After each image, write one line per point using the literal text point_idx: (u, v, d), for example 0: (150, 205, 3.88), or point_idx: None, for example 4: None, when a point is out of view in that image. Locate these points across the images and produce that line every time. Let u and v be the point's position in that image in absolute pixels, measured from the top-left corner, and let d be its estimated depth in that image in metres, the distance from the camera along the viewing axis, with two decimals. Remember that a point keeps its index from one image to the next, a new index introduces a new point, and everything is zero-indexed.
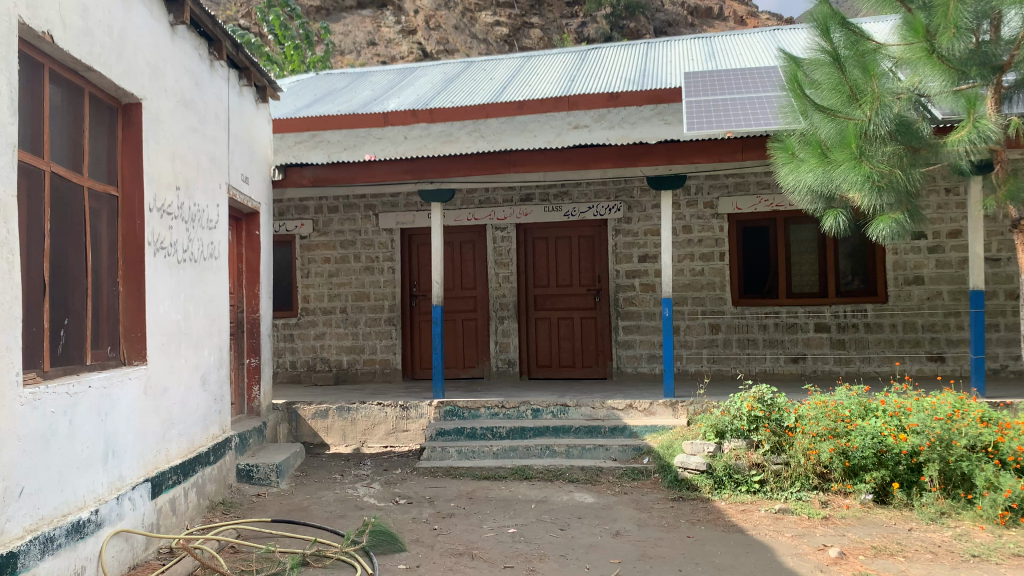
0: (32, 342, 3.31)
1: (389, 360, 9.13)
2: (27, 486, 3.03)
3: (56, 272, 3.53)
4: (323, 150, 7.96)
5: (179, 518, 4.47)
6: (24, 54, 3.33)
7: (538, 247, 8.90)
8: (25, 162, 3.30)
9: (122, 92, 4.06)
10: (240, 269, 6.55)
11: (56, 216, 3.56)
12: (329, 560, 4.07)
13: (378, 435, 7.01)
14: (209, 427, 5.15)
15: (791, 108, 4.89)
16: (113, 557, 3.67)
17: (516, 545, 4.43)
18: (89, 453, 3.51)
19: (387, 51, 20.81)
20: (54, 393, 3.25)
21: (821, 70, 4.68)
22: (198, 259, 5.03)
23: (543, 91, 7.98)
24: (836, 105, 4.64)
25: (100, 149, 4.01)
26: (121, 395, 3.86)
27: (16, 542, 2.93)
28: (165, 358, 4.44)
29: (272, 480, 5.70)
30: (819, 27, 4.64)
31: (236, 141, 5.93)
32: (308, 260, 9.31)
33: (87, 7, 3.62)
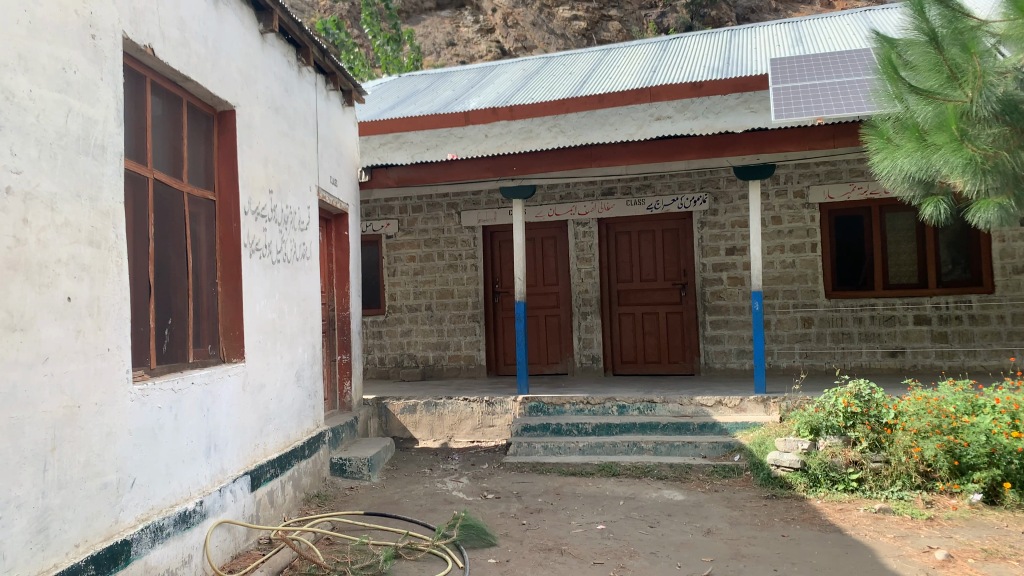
0: (140, 340, 3.48)
1: (474, 356, 9.21)
2: (138, 478, 3.19)
3: (160, 275, 3.70)
4: (407, 151, 8.08)
5: (276, 511, 4.63)
6: (128, 67, 3.50)
7: (621, 241, 8.81)
8: (130, 169, 3.47)
9: (218, 100, 4.22)
10: (330, 269, 6.75)
11: (159, 221, 3.73)
12: (420, 553, 4.15)
13: (465, 431, 7.10)
14: (304, 421, 5.32)
15: (884, 92, 4.69)
16: (217, 546, 3.83)
17: (606, 541, 4.41)
18: (193, 447, 3.67)
19: (466, 51, 21.00)
20: (161, 390, 3.41)
21: (917, 51, 4.45)
22: (291, 259, 5.20)
23: (624, 83, 7.88)
24: (934, 86, 4.42)
25: (198, 156, 4.19)
26: (222, 392, 4.01)
27: (129, 531, 3.09)
28: (261, 355, 4.60)
29: (364, 474, 5.83)
30: (912, 7, 4.40)
31: (324, 144, 6.10)
32: (395, 258, 9.49)
33: (183, 19, 3.78)
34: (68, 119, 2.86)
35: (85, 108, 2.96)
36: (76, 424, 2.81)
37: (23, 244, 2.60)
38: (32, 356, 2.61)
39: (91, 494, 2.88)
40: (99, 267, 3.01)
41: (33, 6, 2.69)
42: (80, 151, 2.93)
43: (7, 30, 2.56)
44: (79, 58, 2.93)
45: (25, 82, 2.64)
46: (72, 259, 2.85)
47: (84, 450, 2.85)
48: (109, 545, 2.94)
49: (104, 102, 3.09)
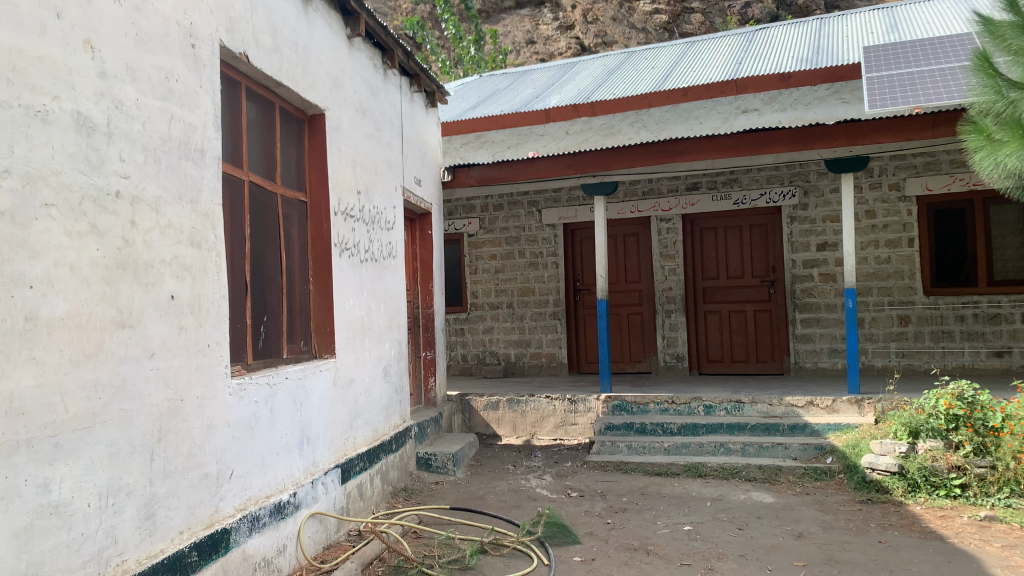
0: (237, 337, 3.62)
1: (556, 354, 9.22)
2: (236, 469, 3.33)
3: (256, 273, 3.85)
4: (488, 150, 8.08)
5: (365, 503, 4.74)
6: (225, 74, 3.65)
7: (706, 237, 8.65)
8: (228, 172, 3.62)
9: (308, 104, 4.35)
10: (415, 267, 6.88)
11: (255, 222, 3.87)
12: (506, 549, 4.19)
13: (548, 428, 7.11)
14: (391, 416, 5.43)
15: (982, 86, 4.38)
16: (310, 537, 3.95)
17: (693, 543, 4.34)
18: (287, 440, 3.80)
19: (546, 48, 20.95)
20: (258, 384, 3.54)
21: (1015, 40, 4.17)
22: (378, 258, 5.32)
23: (708, 76, 7.72)
24: None
25: (289, 159, 4.33)
26: (314, 386, 4.14)
27: (228, 520, 3.22)
28: (351, 351, 4.73)
29: (449, 469, 5.91)
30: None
31: (409, 144, 6.20)
32: (477, 257, 9.57)
33: (276, 27, 3.91)
34: (170, 125, 3.00)
35: (185, 115, 3.10)
36: (179, 417, 2.94)
37: (132, 244, 2.74)
38: (139, 350, 2.75)
39: (194, 483, 3.02)
40: (200, 266, 3.15)
41: (139, 18, 2.83)
42: (181, 155, 3.06)
43: (115, 42, 2.69)
44: (180, 67, 3.07)
45: (132, 91, 2.78)
46: (174, 259, 2.98)
47: (187, 441, 2.98)
48: (210, 533, 3.07)
49: (203, 109, 3.22)
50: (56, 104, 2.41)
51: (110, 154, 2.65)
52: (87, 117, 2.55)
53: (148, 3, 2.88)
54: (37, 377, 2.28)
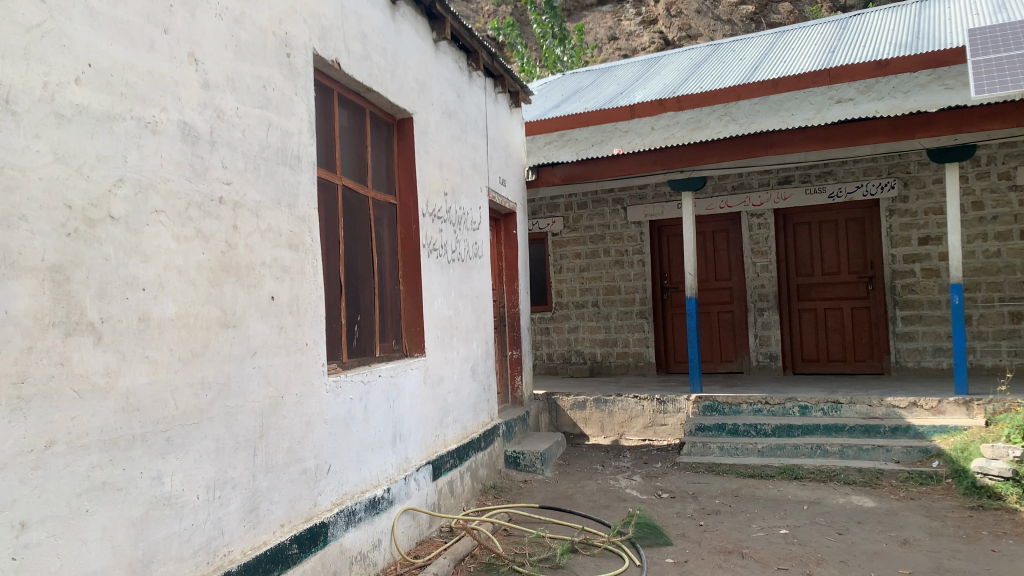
0: (333, 336, 3.73)
1: (643, 353, 9.12)
2: (333, 464, 3.42)
3: (349, 274, 3.95)
4: (572, 148, 7.84)
5: (456, 500, 4.81)
6: (319, 81, 3.76)
7: (800, 232, 8.39)
8: (323, 177, 3.73)
9: (397, 109, 4.43)
10: (500, 267, 6.93)
11: (348, 225, 3.98)
12: (597, 549, 4.17)
13: (637, 428, 7.05)
14: (480, 414, 5.49)
15: None
16: (404, 532, 4.03)
17: (789, 547, 4.22)
18: (381, 436, 3.88)
19: (629, 44, 20.68)
20: (353, 381, 3.64)
21: None
22: (465, 258, 5.38)
23: (800, 66, 7.48)
24: None
25: (380, 162, 4.43)
26: (406, 383, 4.22)
27: (326, 514, 3.32)
28: (440, 350, 4.81)
29: (537, 468, 5.91)
30: None
31: (494, 145, 6.25)
32: (561, 256, 9.56)
33: (365, 33, 4.00)
34: (268, 132, 3.11)
35: (282, 122, 3.20)
36: (280, 413, 3.05)
37: (234, 248, 2.86)
38: (243, 350, 2.87)
39: (294, 478, 3.12)
40: (298, 268, 3.26)
41: (238, 30, 2.95)
42: (279, 161, 3.17)
43: (217, 54, 2.81)
44: (277, 76, 3.18)
45: (232, 100, 2.89)
46: (274, 262, 3.10)
47: (287, 437, 3.10)
48: (309, 527, 3.17)
49: (299, 116, 3.33)
50: (164, 115, 2.54)
51: (213, 161, 2.77)
52: (192, 126, 2.67)
53: (246, 15, 3.00)
54: (150, 375, 2.40)
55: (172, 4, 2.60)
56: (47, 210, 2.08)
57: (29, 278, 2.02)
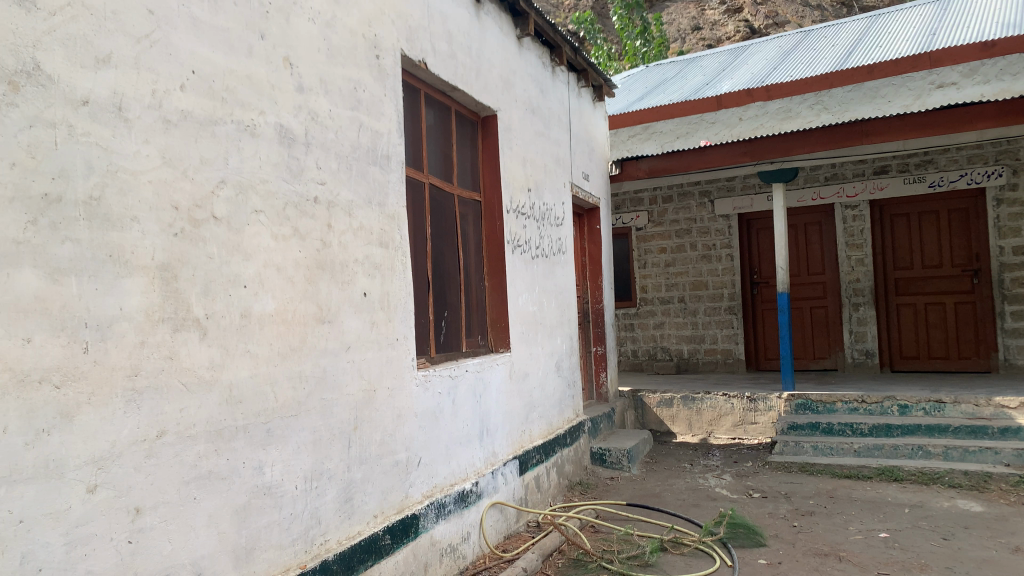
0: (422, 331, 3.79)
1: (732, 350, 8.94)
2: (423, 457, 3.48)
3: (436, 270, 4.01)
4: (657, 141, 7.74)
5: (543, 496, 4.83)
6: (406, 82, 3.83)
7: (898, 224, 8.04)
8: (410, 176, 3.80)
9: (481, 106, 4.46)
10: (584, 262, 6.90)
11: (435, 222, 4.04)
12: (687, 548, 4.12)
13: (726, 427, 6.92)
14: (565, 410, 5.48)
15: None
16: (492, 526, 4.07)
17: (890, 551, 4.06)
18: (469, 430, 3.93)
19: (714, 33, 20.04)
20: (441, 376, 3.69)
21: None
22: (549, 253, 5.38)
23: (897, 51, 7.15)
24: None
25: (465, 159, 4.47)
26: (492, 378, 4.26)
27: (417, 506, 3.38)
28: (525, 346, 4.82)
29: (624, 465, 5.87)
30: None
31: (577, 141, 6.23)
32: (646, 251, 9.44)
33: (451, 32, 4.05)
34: (359, 133, 3.18)
35: (372, 123, 3.28)
36: (372, 406, 3.13)
37: (328, 246, 2.94)
38: (337, 344, 2.95)
39: (386, 470, 3.19)
40: (388, 265, 3.33)
41: (330, 34, 3.03)
42: (370, 161, 3.24)
43: (311, 58, 2.90)
44: (367, 78, 3.25)
45: (325, 102, 2.98)
46: (366, 259, 3.17)
47: (379, 429, 3.17)
48: (401, 518, 3.23)
49: (388, 116, 3.40)
50: (262, 118, 2.63)
51: (308, 162, 2.86)
52: (288, 129, 2.76)
53: (337, 19, 3.08)
54: (251, 368, 2.50)
55: (268, 11, 2.69)
56: (155, 211, 2.19)
57: (141, 276, 2.12)
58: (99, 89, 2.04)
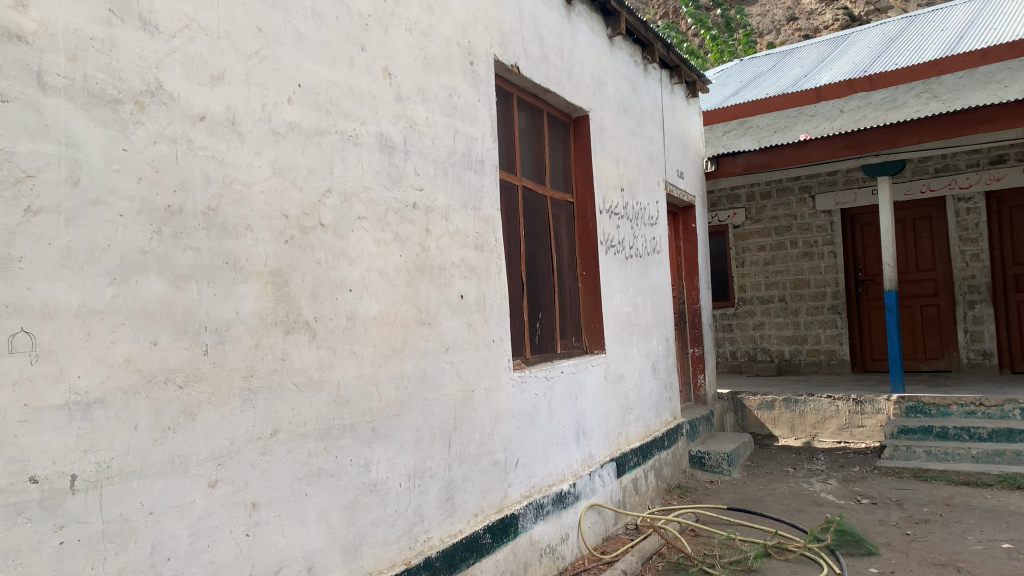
0: (517, 333, 3.83)
1: (836, 351, 8.64)
2: (521, 458, 3.51)
3: (531, 272, 4.04)
4: (753, 136, 7.54)
5: (641, 498, 4.79)
6: (499, 86, 3.88)
7: (1017, 216, 7.60)
8: (504, 179, 3.84)
9: (573, 107, 4.47)
10: (679, 262, 6.80)
11: (528, 224, 4.07)
12: (792, 554, 4.02)
13: (831, 430, 6.68)
14: (662, 412, 5.42)
15: None
16: (590, 527, 4.07)
17: (1014, 563, 3.83)
18: (566, 431, 3.94)
19: (810, 23, 18.37)
20: (537, 377, 3.71)
21: None
22: (643, 253, 5.33)
23: (1014, 33, 6.73)
24: None
25: (557, 161, 4.48)
26: (588, 379, 4.25)
27: (516, 506, 3.42)
28: (620, 347, 4.79)
29: (724, 469, 5.75)
30: None
31: (671, 139, 6.15)
32: (744, 249, 9.20)
33: (543, 35, 4.07)
34: (455, 139, 3.24)
35: (467, 128, 3.33)
36: (471, 407, 3.18)
37: (427, 250, 3.01)
38: (437, 346, 3.01)
39: (486, 469, 3.24)
40: (483, 267, 3.38)
41: (426, 43, 3.10)
42: (465, 166, 3.30)
43: (408, 67, 2.98)
44: (461, 84, 3.31)
45: (423, 110, 3.05)
46: (463, 262, 3.23)
47: (478, 430, 3.21)
48: (501, 517, 3.27)
49: (482, 121, 3.45)
50: (363, 128, 2.72)
51: (407, 168, 2.93)
52: (388, 137, 2.84)
53: (433, 28, 3.15)
54: (357, 369, 2.59)
55: (368, 23, 2.77)
56: (268, 219, 2.30)
57: (255, 282, 2.23)
58: (215, 106, 2.16)
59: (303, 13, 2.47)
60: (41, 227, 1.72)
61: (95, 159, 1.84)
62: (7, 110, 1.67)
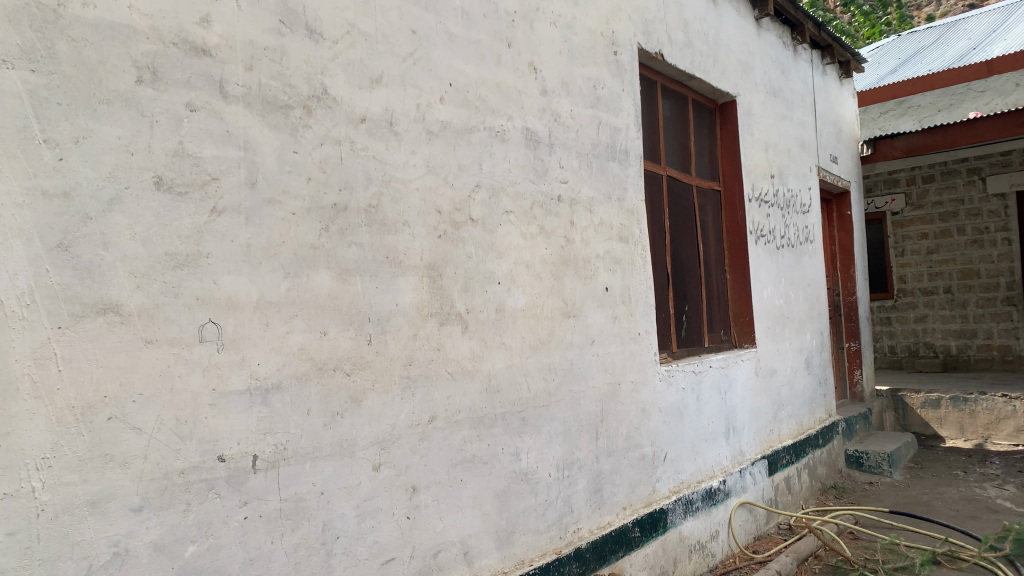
0: (663, 327, 3.77)
1: (1011, 347, 7.94)
2: (669, 452, 3.47)
3: (676, 263, 3.97)
4: (913, 117, 7.05)
5: (794, 498, 4.61)
6: (643, 75, 3.84)
7: None
8: (649, 169, 3.79)
9: (719, 93, 4.35)
10: (833, 252, 6.49)
11: (673, 214, 4.00)
12: (965, 563, 3.76)
13: (1006, 432, 6.18)
14: (816, 409, 5.19)
15: None
16: (741, 526, 3.96)
17: None
18: (715, 427, 3.85)
19: None
20: (684, 371, 3.65)
21: None
22: (795, 243, 5.11)
23: None
24: None
25: (703, 149, 4.38)
26: (737, 374, 4.13)
27: (665, 500, 3.38)
28: (772, 342, 4.62)
29: (885, 470, 5.45)
30: None
31: (824, 122, 5.86)
32: (904, 237, 8.64)
33: (687, 21, 3.98)
34: (599, 130, 3.23)
35: (612, 119, 3.32)
36: (618, 399, 3.17)
37: (572, 243, 3.02)
38: (583, 339, 3.02)
39: (634, 463, 3.23)
40: (629, 259, 3.35)
41: (571, 35, 3.11)
42: (610, 157, 3.28)
43: (553, 60, 2.99)
44: (605, 75, 3.30)
45: (567, 103, 3.06)
46: (607, 254, 3.22)
47: (626, 423, 3.20)
48: (650, 512, 3.25)
49: (627, 111, 3.42)
50: (510, 123, 2.76)
51: (552, 162, 2.95)
52: (534, 131, 2.87)
53: (577, 20, 3.15)
54: (507, 360, 2.64)
55: (514, 19, 2.81)
56: (423, 215, 2.38)
57: (412, 275, 2.32)
58: (373, 108, 2.25)
59: (452, 14, 2.54)
60: (225, 226, 1.86)
61: (269, 161, 1.97)
62: (194, 118, 1.82)
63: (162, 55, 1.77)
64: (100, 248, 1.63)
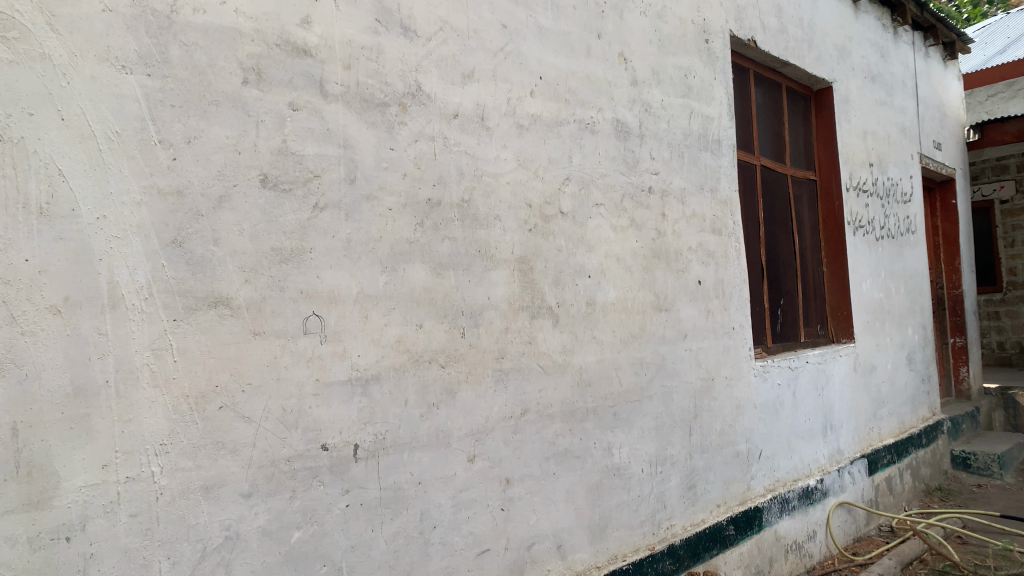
0: (758, 321, 3.68)
1: None
2: (764, 450, 3.38)
3: (771, 256, 3.87)
4: None
5: (895, 499, 4.43)
6: (735, 63, 3.75)
7: None
8: (742, 160, 3.71)
9: (815, 79, 4.20)
10: (936, 243, 6.20)
11: (768, 205, 3.90)
12: None
13: None
14: (919, 407, 4.97)
15: None
16: (840, 526, 3.83)
17: None
18: (812, 424, 3.74)
19: None
20: (780, 366, 3.55)
21: None
22: (896, 234, 4.90)
23: None
24: None
25: (798, 138, 4.25)
26: (835, 370, 4.00)
27: (760, 499, 3.29)
28: (872, 337, 4.45)
29: (994, 472, 5.18)
30: None
31: (926, 107, 5.59)
32: (1014, 227, 8.18)
33: (781, 6, 3.86)
34: (690, 120, 3.17)
35: (703, 108, 3.25)
36: (711, 395, 3.11)
37: (663, 235, 2.98)
38: (674, 333, 2.97)
39: (728, 460, 3.16)
40: (722, 252, 3.28)
41: (661, 24, 3.05)
42: (701, 147, 3.22)
43: (643, 50, 2.95)
44: (697, 63, 3.23)
45: (658, 93, 3.01)
46: (700, 246, 3.16)
47: (720, 419, 3.14)
48: (745, 510, 3.18)
49: (719, 100, 3.34)
50: (601, 115, 2.74)
51: (642, 153, 2.92)
52: (624, 123, 2.84)
53: (667, 9, 3.09)
54: (598, 354, 2.62)
55: (604, 10, 2.78)
56: (514, 209, 2.39)
57: (504, 269, 2.33)
58: (466, 103, 2.27)
59: (543, 7, 2.53)
60: (326, 221, 1.91)
61: (367, 158, 2.01)
62: (296, 118, 1.87)
63: (267, 57, 1.82)
64: (212, 243, 1.70)
